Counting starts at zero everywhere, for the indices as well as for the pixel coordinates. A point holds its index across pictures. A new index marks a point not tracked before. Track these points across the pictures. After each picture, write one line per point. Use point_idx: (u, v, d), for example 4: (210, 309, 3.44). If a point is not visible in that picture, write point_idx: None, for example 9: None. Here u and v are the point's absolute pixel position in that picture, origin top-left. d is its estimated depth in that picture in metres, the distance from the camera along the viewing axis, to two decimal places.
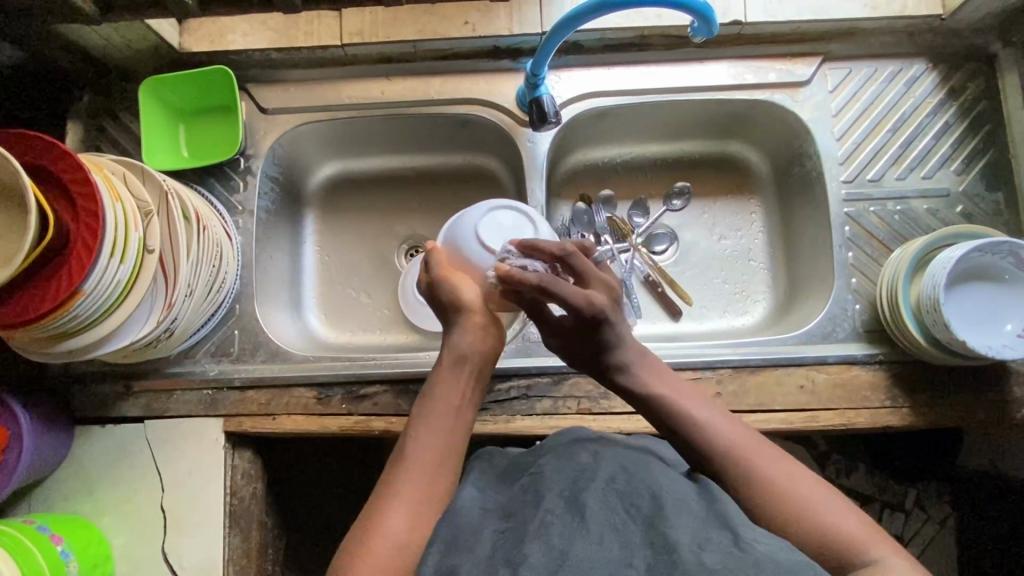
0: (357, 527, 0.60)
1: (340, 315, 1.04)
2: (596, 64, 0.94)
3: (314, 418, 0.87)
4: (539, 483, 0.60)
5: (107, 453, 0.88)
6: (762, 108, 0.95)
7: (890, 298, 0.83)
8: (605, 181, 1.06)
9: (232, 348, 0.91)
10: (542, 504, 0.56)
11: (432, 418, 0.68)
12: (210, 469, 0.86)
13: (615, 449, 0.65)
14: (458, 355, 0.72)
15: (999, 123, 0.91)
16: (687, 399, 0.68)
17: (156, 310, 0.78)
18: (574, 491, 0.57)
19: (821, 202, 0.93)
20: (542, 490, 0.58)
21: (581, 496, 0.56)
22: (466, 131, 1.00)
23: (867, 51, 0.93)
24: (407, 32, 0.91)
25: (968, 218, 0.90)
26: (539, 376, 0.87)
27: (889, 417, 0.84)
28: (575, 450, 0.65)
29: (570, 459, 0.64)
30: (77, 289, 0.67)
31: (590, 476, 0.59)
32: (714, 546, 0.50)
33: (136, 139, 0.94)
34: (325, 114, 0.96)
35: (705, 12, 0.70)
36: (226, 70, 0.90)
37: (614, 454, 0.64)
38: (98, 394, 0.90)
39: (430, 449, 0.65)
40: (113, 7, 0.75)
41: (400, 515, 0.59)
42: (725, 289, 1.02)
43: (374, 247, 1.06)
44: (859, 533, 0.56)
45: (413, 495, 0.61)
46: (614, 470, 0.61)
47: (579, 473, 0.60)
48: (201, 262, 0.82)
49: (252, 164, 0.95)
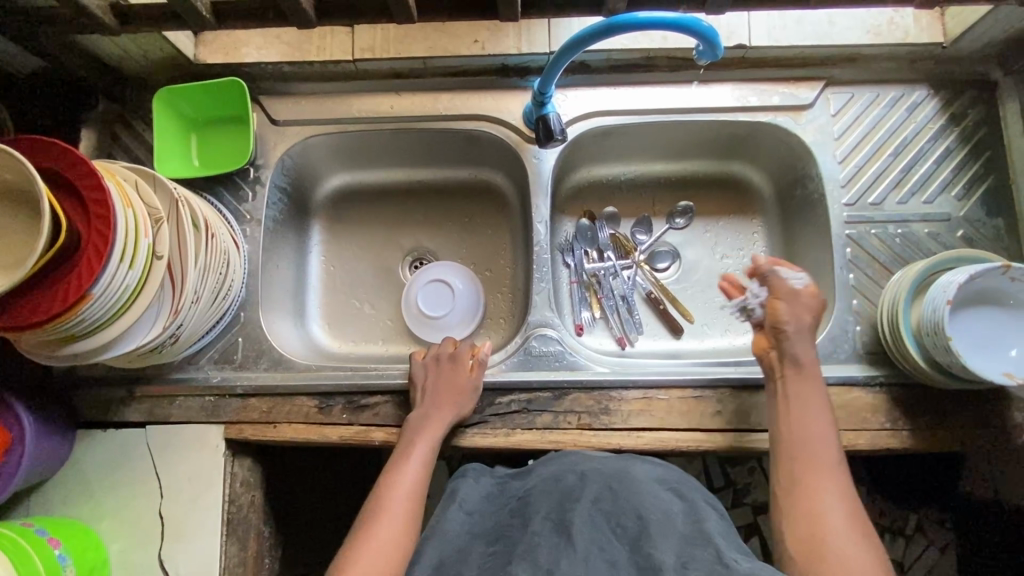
0: (350, 541, 0.73)
1: (344, 325, 1.04)
2: (602, 83, 0.96)
3: (315, 427, 0.88)
4: (528, 507, 0.69)
5: (107, 457, 0.88)
6: (765, 130, 0.96)
7: (891, 321, 0.84)
8: (609, 199, 1.08)
9: (235, 355, 0.92)
10: (530, 527, 0.65)
11: (411, 453, 0.80)
12: (210, 476, 0.87)
13: (598, 470, 0.72)
14: (428, 414, 0.83)
15: (1000, 149, 0.92)
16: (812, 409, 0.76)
17: (161, 317, 0.79)
18: (561, 512, 0.66)
19: (822, 224, 0.94)
20: (530, 513, 0.67)
21: (567, 515, 0.65)
22: (472, 146, 1.02)
23: (870, 76, 0.95)
24: (417, 49, 0.93)
25: (970, 243, 0.91)
26: (540, 391, 0.88)
27: (890, 439, 0.84)
28: (564, 471, 0.72)
29: (558, 480, 0.71)
30: (85, 293, 0.68)
31: (576, 497, 0.67)
32: (698, 563, 0.59)
33: (148, 147, 0.96)
34: (335, 126, 0.98)
35: (711, 37, 0.71)
36: (239, 81, 0.91)
37: (599, 471, 0.71)
38: (101, 399, 0.90)
39: (410, 484, 0.78)
40: (130, 17, 0.77)
41: (385, 539, 0.72)
42: (726, 307, 1.02)
43: (380, 258, 1.07)
44: None
45: (396, 522, 0.74)
46: (600, 489, 0.69)
47: (566, 495, 0.68)
48: (209, 270, 0.83)
49: (262, 174, 0.96)
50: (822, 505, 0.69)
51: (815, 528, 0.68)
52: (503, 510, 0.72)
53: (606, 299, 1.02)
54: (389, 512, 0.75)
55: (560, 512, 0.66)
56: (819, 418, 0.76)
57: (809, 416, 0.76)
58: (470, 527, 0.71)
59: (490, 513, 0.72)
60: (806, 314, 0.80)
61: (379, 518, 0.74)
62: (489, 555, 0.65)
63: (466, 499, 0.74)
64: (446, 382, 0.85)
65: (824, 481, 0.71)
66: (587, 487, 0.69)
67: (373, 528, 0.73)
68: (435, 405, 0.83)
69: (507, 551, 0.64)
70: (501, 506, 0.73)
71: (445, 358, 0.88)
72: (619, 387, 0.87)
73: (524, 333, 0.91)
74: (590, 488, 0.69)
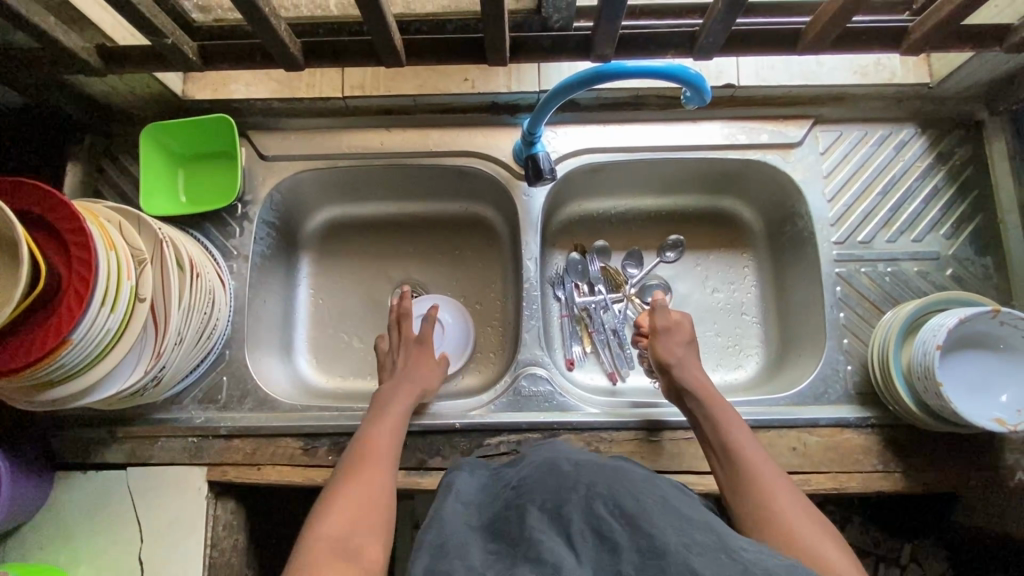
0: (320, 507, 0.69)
1: (331, 360, 1.03)
2: (592, 121, 0.96)
3: (300, 470, 0.86)
4: (523, 496, 0.64)
5: (86, 500, 0.86)
6: (754, 167, 0.97)
7: (882, 362, 0.84)
8: (600, 232, 1.07)
9: (219, 395, 0.90)
10: (528, 522, 0.60)
11: (379, 422, 0.80)
12: (191, 519, 0.85)
13: (593, 461, 0.68)
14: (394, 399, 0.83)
15: (987, 188, 0.93)
16: (727, 418, 0.75)
17: (143, 359, 0.77)
18: (557, 502, 0.61)
19: (812, 261, 0.94)
20: (525, 505, 0.62)
21: (564, 507, 0.60)
22: (463, 181, 1.01)
23: (858, 115, 0.95)
24: (407, 87, 0.93)
25: (959, 282, 0.91)
26: (529, 432, 0.87)
27: (881, 482, 0.84)
28: (557, 459, 0.68)
29: (552, 467, 0.66)
30: (65, 338, 0.67)
31: (572, 486, 0.62)
32: (701, 548, 0.54)
33: (134, 183, 0.95)
34: (324, 162, 0.97)
35: (697, 82, 0.71)
36: (227, 118, 0.90)
37: (595, 463, 0.67)
38: (82, 439, 0.89)
39: (381, 449, 0.77)
40: (115, 58, 0.77)
41: (356, 495, 0.70)
42: (717, 342, 1.02)
43: (369, 291, 1.06)
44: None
45: (370, 479, 0.72)
46: (595, 476, 0.64)
47: (562, 482, 0.63)
48: (193, 309, 0.82)
49: (249, 210, 0.96)
50: (776, 505, 0.66)
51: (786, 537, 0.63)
52: (498, 500, 0.67)
53: (597, 333, 1.02)
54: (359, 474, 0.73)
55: (556, 503, 0.61)
56: (741, 429, 0.74)
57: (735, 432, 0.73)
58: (468, 520, 0.65)
59: (486, 505, 0.68)
60: (680, 347, 0.84)
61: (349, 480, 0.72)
62: (492, 552, 0.58)
63: (462, 498, 0.69)
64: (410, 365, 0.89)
65: (774, 491, 0.67)
66: (582, 477, 0.64)
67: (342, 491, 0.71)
68: (406, 378, 0.87)
69: (510, 546, 0.58)
70: (497, 497, 0.68)
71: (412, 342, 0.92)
72: (609, 428, 0.86)
73: (513, 372, 0.90)
74: (586, 474, 0.64)
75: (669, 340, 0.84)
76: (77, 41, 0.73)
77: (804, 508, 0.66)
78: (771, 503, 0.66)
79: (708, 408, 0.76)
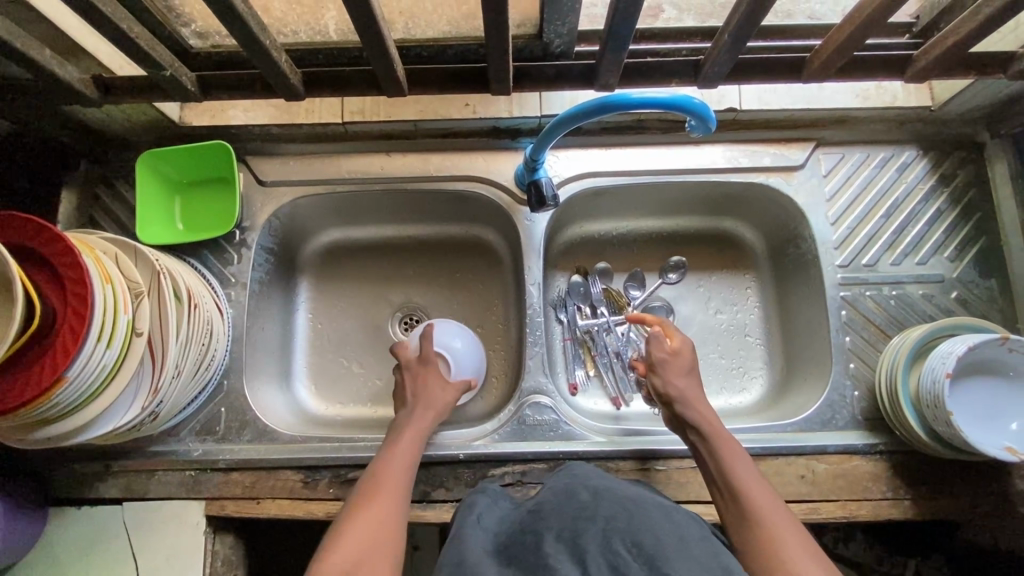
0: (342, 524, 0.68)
1: (331, 387, 1.01)
2: (594, 145, 0.95)
3: (301, 503, 0.85)
4: (539, 523, 0.63)
5: (81, 537, 0.84)
6: (757, 190, 0.96)
7: (890, 387, 0.83)
8: (601, 254, 1.06)
9: (217, 427, 0.88)
10: (543, 547, 0.58)
11: (395, 445, 0.78)
12: (189, 556, 0.83)
13: (612, 491, 0.66)
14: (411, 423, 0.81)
15: (990, 211, 0.93)
16: (730, 455, 0.73)
17: (140, 395, 0.76)
18: (574, 533, 0.59)
19: (816, 284, 0.94)
20: (542, 530, 0.61)
21: (580, 538, 0.58)
22: (463, 205, 1.00)
23: (860, 137, 0.95)
24: (408, 112, 0.92)
25: (964, 305, 0.91)
26: (535, 462, 0.85)
27: (890, 510, 0.83)
28: (574, 489, 0.67)
29: (570, 497, 0.65)
30: (60, 376, 0.65)
31: (590, 516, 0.61)
32: None
33: (130, 210, 0.93)
34: (324, 187, 0.96)
35: (702, 111, 0.71)
36: (225, 145, 0.89)
37: (613, 494, 0.65)
38: (76, 474, 0.87)
39: (398, 465, 0.75)
40: (113, 88, 0.76)
41: (365, 521, 0.67)
42: (722, 365, 1.00)
43: (368, 315, 1.05)
44: None
45: (385, 500, 0.70)
46: (613, 510, 0.62)
47: (580, 514, 0.62)
48: (191, 341, 0.80)
49: (248, 237, 0.94)
50: (782, 549, 0.63)
51: (771, 563, 0.63)
52: (514, 524, 0.66)
53: (600, 357, 1.00)
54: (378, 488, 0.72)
55: (572, 533, 0.59)
56: (745, 470, 0.71)
57: (726, 455, 0.73)
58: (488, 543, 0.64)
59: (504, 528, 0.67)
60: (681, 380, 0.81)
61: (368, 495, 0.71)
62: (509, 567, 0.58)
63: (482, 520, 0.68)
64: (428, 386, 0.86)
65: (780, 532, 0.65)
66: (601, 507, 0.62)
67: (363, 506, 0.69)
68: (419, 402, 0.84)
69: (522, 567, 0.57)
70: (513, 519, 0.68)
71: (422, 363, 0.88)
72: (616, 458, 0.85)
73: (517, 400, 0.89)
74: (604, 507, 0.63)
75: (680, 374, 0.82)
76: (73, 73, 0.73)
77: (798, 533, 0.65)
78: (772, 541, 0.64)
79: (713, 447, 0.74)
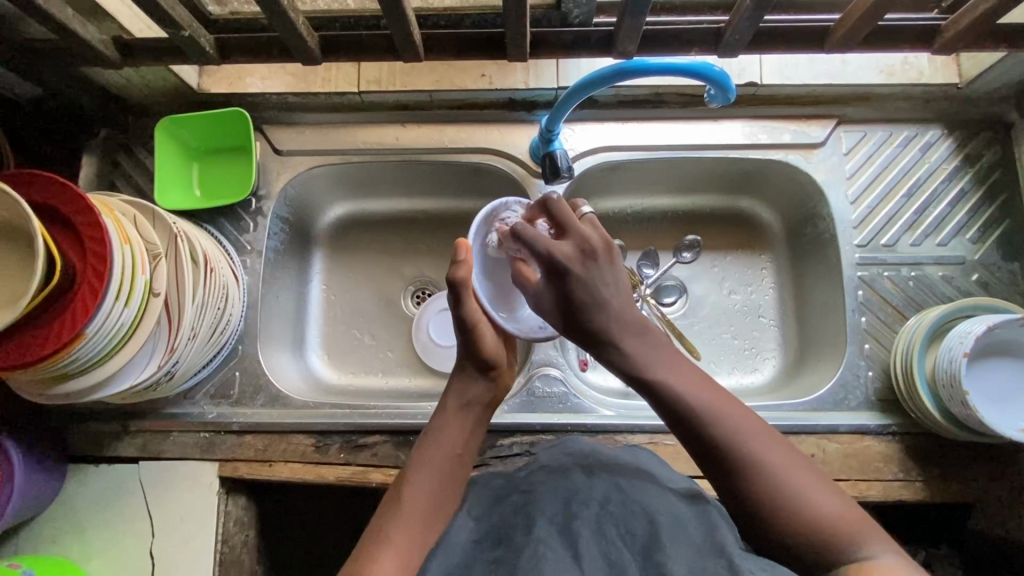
0: (378, 516, 0.63)
1: (342, 356, 1.02)
2: (610, 118, 0.94)
3: (312, 467, 0.86)
4: (532, 505, 0.63)
5: (98, 494, 0.86)
6: (775, 167, 0.95)
7: (905, 369, 0.82)
8: (615, 231, 1.05)
9: (231, 391, 0.90)
10: (533, 531, 0.59)
11: (442, 432, 0.68)
12: (202, 514, 0.85)
13: (609, 468, 0.67)
14: (457, 410, 0.69)
15: (1014, 192, 0.90)
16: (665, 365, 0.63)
17: (157, 354, 0.77)
18: (566, 514, 0.60)
19: (833, 264, 0.93)
20: (533, 513, 0.62)
21: (573, 520, 0.59)
22: (477, 178, 1.00)
23: (883, 115, 0.93)
24: (424, 82, 0.92)
25: (984, 287, 0.89)
26: (543, 434, 0.86)
27: (902, 490, 0.82)
28: (569, 467, 0.68)
29: (565, 477, 0.66)
30: (80, 331, 0.66)
31: (584, 498, 0.62)
32: None
33: (148, 175, 0.94)
34: (339, 158, 0.96)
35: (723, 81, 0.70)
36: (242, 113, 0.90)
37: (607, 474, 0.66)
38: (94, 432, 0.89)
39: (450, 441, 0.67)
40: (132, 50, 0.77)
41: (405, 529, 0.61)
42: (734, 345, 1.00)
43: (381, 287, 1.05)
44: (870, 541, 0.54)
45: (423, 499, 0.63)
46: (609, 491, 0.63)
47: (573, 495, 0.63)
48: (206, 305, 0.81)
49: (263, 205, 0.95)
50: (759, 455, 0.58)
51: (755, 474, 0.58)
52: (507, 504, 0.66)
53: None
54: (420, 479, 0.64)
55: (565, 516, 0.60)
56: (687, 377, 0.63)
57: (698, 393, 0.61)
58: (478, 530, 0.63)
59: (498, 507, 0.66)
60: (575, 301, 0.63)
61: (408, 481, 0.65)
62: (495, 561, 0.58)
63: (471, 510, 0.66)
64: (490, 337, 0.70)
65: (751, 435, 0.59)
66: (596, 488, 0.64)
67: (402, 496, 0.64)
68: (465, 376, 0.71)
69: (510, 557, 0.57)
70: (506, 499, 0.67)
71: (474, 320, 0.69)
72: (624, 431, 0.85)
73: (528, 372, 0.89)
74: (600, 489, 0.64)
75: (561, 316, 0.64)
76: (94, 34, 0.73)
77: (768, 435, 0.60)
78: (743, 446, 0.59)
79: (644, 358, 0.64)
